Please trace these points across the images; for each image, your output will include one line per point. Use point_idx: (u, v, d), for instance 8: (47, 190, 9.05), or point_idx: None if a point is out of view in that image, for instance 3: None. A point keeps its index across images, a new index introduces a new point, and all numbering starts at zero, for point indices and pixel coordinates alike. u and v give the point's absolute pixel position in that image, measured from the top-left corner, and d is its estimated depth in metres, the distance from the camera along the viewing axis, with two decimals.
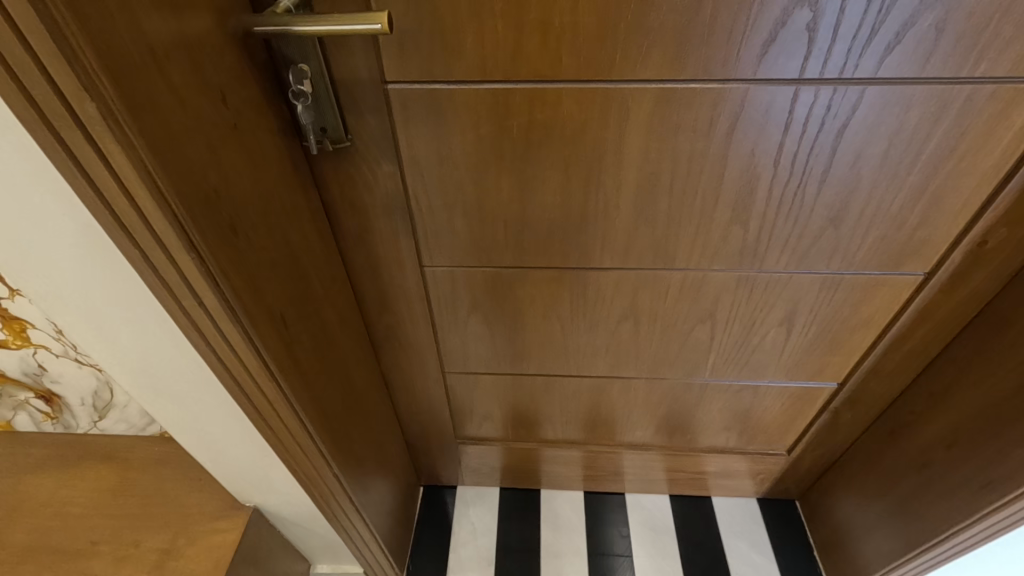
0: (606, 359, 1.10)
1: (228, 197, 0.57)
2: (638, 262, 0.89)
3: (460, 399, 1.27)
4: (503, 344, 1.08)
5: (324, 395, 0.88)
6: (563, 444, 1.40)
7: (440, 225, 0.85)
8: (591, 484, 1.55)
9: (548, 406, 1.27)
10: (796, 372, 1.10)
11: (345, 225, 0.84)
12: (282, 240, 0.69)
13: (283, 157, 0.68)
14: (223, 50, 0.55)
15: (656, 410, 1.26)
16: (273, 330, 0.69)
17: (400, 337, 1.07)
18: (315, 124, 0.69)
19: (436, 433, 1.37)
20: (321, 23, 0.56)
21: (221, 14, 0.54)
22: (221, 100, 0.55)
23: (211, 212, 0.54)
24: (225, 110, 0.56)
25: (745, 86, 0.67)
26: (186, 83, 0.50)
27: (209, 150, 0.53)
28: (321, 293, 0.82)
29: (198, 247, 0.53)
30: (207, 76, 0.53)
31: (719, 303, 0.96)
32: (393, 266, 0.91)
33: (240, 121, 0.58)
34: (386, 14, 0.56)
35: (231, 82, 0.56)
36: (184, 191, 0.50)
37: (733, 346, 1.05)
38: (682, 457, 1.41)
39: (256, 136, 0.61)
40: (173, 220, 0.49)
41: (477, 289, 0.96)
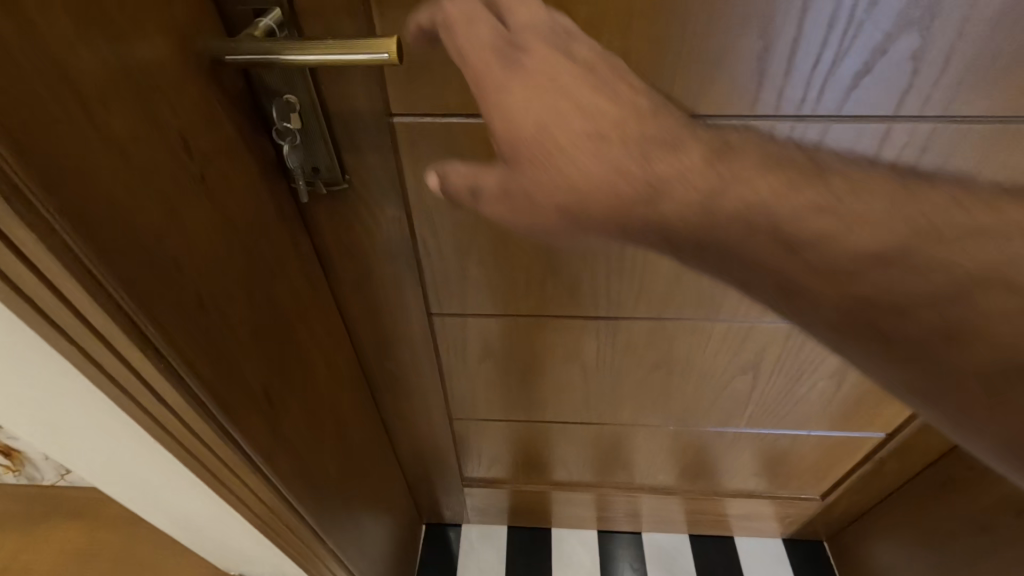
0: (632, 408, 0.99)
1: (197, 269, 0.45)
2: (676, 312, 0.78)
3: (469, 444, 1.15)
4: (516, 391, 0.97)
5: (314, 464, 0.76)
6: (577, 487, 1.30)
7: (451, 271, 0.73)
8: (605, 524, 1.44)
9: (564, 451, 1.16)
10: (841, 422, 1.00)
11: (342, 273, 0.72)
12: (266, 305, 0.57)
13: (267, 206, 0.56)
14: (184, 83, 0.43)
15: (682, 456, 1.15)
16: (254, 410, 0.57)
17: (400, 386, 0.95)
18: (306, 165, 0.58)
19: (439, 476, 1.25)
20: (309, 52, 0.45)
21: (180, 39, 0.42)
22: (184, 148, 0.43)
23: (172, 293, 0.43)
24: (190, 159, 0.44)
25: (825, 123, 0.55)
26: (132, 133, 0.38)
27: (168, 216, 0.42)
28: (312, 351, 0.70)
29: (154, 339, 0.42)
30: (163, 120, 0.41)
31: (764, 355, 0.85)
32: (396, 315, 0.79)
33: (210, 171, 0.46)
34: (394, 41, 0.44)
35: (198, 124, 0.44)
36: (130, 276, 0.39)
37: (776, 398, 0.94)
38: (703, 501, 1.30)
39: (231, 186, 0.49)
40: (116, 312, 0.38)
41: (491, 338, 0.85)
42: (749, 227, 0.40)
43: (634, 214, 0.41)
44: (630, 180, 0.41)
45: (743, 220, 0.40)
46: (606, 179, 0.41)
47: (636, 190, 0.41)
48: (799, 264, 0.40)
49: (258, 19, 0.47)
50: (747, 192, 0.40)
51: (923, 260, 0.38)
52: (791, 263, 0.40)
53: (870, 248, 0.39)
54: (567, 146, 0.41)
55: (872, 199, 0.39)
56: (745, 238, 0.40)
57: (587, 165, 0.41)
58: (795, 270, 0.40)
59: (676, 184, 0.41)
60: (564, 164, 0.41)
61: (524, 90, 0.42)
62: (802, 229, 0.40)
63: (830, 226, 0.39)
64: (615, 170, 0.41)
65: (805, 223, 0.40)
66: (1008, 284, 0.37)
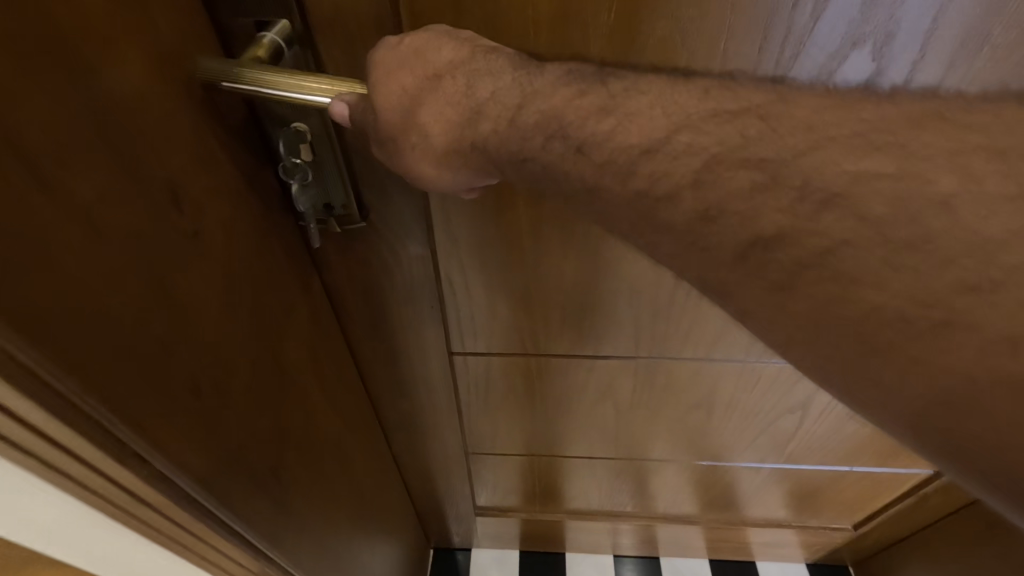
0: (664, 445, 0.92)
1: (190, 348, 0.37)
2: (725, 352, 0.70)
3: (484, 476, 1.08)
4: (539, 428, 0.89)
5: (329, 531, 0.68)
6: (596, 515, 1.22)
7: (477, 309, 0.65)
8: (620, 551, 1.36)
9: (585, 483, 1.09)
10: (889, 459, 0.93)
11: (357, 314, 0.64)
12: (275, 369, 0.49)
13: (274, 253, 0.47)
14: (173, 118, 0.34)
15: (711, 489, 1.08)
16: (259, 492, 0.49)
17: (413, 425, 0.86)
18: (317, 203, 0.49)
19: (448, 507, 1.17)
20: (312, 86, 0.38)
21: (167, 61, 0.34)
22: (171, 200, 0.34)
23: (158, 383, 0.34)
24: (179, 213, 0.35)
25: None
26: (103, 190, 0.29)
27: (153, 289, 0.33)
28: (325, 406, 0.61)
29: (134, 444, 0.33)
30: (146, 170, 0.32)
31: (817, 395, 0.78)
32: (413, 356, 0.71)
33: (205, 224, 0.37)
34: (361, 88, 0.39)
35: (191, 166, 0.36)
36: (103, 374, 0.30)
37: (822, 437, 0.87)
38: (726, 529, 1.24)
39: (232, 239, 0.41)
40: (81, 422, 0.30)
41: (516, 377, 0.77)
42: (542, 134, 0.36)
43: (459, 139, 0.39)
44: (452, 100, 0.39)
45: (537, 126, 0.36)
46: (453, 94, 0.39)
47: (452, 108, 0.39)
48: (588, 166, 0.35)
49: (262, 35, 0.39)
50: (540, 104, 0.36)
51: (675, 146, 0.32)
52: (581, 165, 0.35)
53: (634, 143, 0.33)
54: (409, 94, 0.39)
55: (646, 95, 0.34)
56: (551, 152, 0.36)
57: (402, 82, 0.38)
58: (578, 169, 0.35)
59: (484, 98, 0.38)
60: (410, 82, 0.38)
61: (393, 55, 0.39)
62: (584, 131, 0.34)
63: (607, 126, 0.34)
64: (453, 109, 0.39)
65: (587, 125, 0.34)
66: (747, 158, 0.30)
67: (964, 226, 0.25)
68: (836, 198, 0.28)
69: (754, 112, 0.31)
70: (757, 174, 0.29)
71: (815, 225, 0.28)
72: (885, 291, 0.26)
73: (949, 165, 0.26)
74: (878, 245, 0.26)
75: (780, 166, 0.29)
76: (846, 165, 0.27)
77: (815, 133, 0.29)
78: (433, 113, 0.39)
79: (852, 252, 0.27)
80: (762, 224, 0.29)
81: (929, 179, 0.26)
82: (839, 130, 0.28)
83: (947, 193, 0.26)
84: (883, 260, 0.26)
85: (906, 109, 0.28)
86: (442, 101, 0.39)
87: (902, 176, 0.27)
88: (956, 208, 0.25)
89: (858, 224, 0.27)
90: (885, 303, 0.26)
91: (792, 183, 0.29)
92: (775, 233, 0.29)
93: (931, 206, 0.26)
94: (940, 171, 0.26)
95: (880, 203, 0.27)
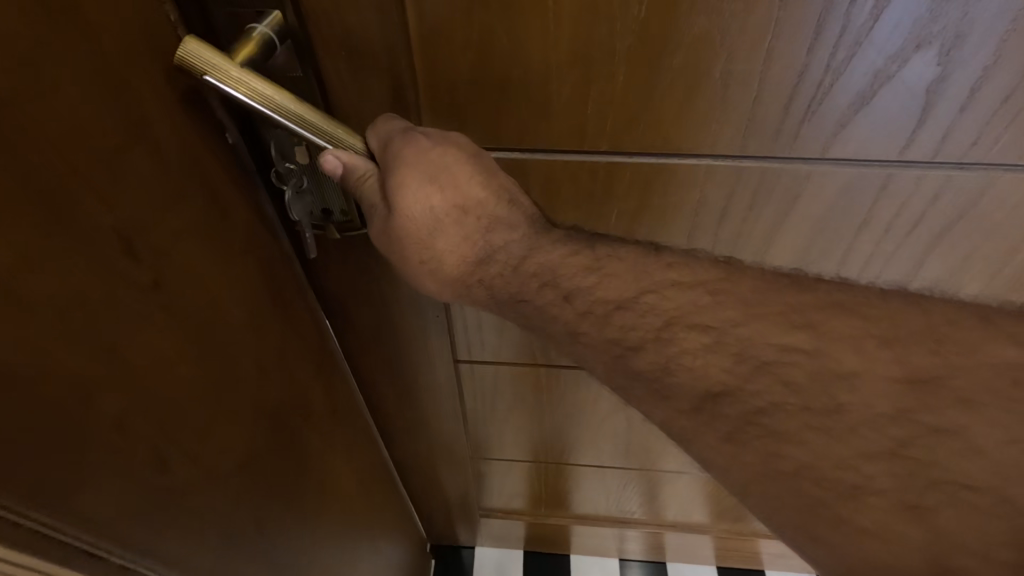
0: (676, 457, 0.88)
1: (149, 416, 0.33)
2: None
3: (489, 480, 1.05)
4: (547, 436, 0.86)
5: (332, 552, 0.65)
6: (602, 520, 1.19)
7: (485, 319, 0.62)
8: (626, 555, 1.33)
9: (593, 490, 1.06)
10: None
11: (358, 324, 0.60)
12: (261, 409, 0.45)
13: (262, 270, 0.44)
14: (125, 157, 0.30)
15: (722, 500, 1.04)
16: (245, 548, 0.45)
17: (416, 432, 0.83)
18: (314, 208, 0.46)
19: (452, 509, 1.14)
20: (315, 125, 0.36)
21: (117, 94, 0.29)
22: (123, 249, 0.30)
23: (107, 464, 0.31)
24: (133, 263, 0.31)
25: (1006, 170, 0.42)
26: (25, 251, 0.25)
27: (96, 357, 0.29)
28: (321, 435, 0.58)
29: (77, 538, 0.30)
30: (87, 223, 0.28)
31: None
32: (417, 367, 0.68)
33: (168, 271, 0.34)
34: (362, 144, 0.39)
35: (147, 211, 0.32)
36: (31, 476, 0.27)
37: None
38: (734, 539, 1.20)
39: (203, 283, 0.37)
40: (5, 530, 0.26)
41: (524, 387, 0.74)
42: (538, 281, 0.39)
43: (470, 275, 0.40)
44: (469, 236, 0.39)
45: (535, 276, 0.39)
46: (472, 232, 0.39)
47: (468, 246, 0.40)
48: (569, 311, 0.38)
49: (254, 27, 0.35)
50: (540, 257, 0.39)
51: (646, 306, 0.36)
52: (564, 311, 0.39)
53: (611, 299, 0.37)
54: (428, 222, 0.39)
55: (623, 258, 0.38)
56: (545, 300, 0.39)
57: (429, 197, 0.38)
58: (564, 316, 0.39)
59: (498, 246, 0.40)
60: (438, 199, 0.38)
61: (421, 164, 0.37)
62: (573, 282, 0.38)
63: (590, 282, 0.38)
64: (469, 247, 0.40)
65: (573, 278, 0.38)
66: (697, 324, 0.35)
67: (868, 405, 0.31)
68: (766, 365, 0.34)
69: (704, 288, 0.36)
70: (706, 337, 0.35)
71: (750, 388, 0.33)
72: (816, 454, 0.32)
73: (852, 348, 0.33)
74: (802, 412, 0.32)
75: (730, 336, 0.35)
76: (773, 341, 0.34)
77: (752, 310, 0.35)
78: (450, 244, 0.40)
79: (777, 413, 0.33)
80: (709, 381, 0.34)
81: (837, 358, 0.33)
82: (770, 306, 0.35)
83: (850, 371, 0.32)
84: (808, 424, 0.32)
85: (818, 297, 0.35)
86: (460, 235, 0.39)
87: (816, 353, 0.33)
88: (858, 384, 0.32)
89: (787, 390, 0.33)
90: (812, 464, 0.32)
91: (731, 349, 0.34)
92: (720, 391, 0.34)
93: (835, 380, 0.32)
94: (844, 352, 0.33)
95: (802, 374, 0.33)
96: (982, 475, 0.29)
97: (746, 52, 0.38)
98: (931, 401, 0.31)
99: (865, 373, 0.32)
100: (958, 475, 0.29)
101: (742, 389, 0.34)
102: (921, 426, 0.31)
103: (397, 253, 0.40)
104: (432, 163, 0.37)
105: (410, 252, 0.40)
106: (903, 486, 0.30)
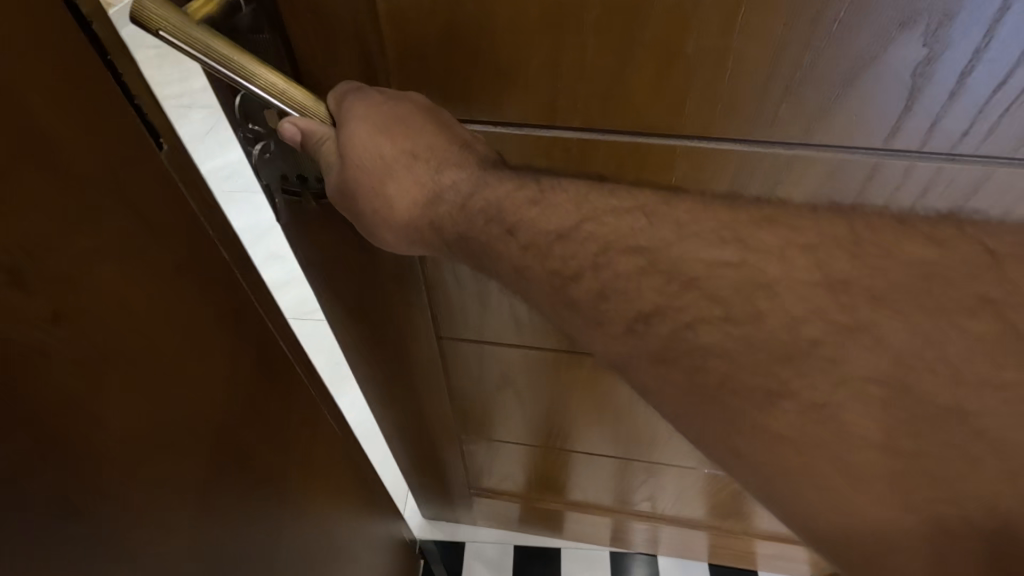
0: (662, 451, 0.88)
1: (51, 463, 0.31)
2: None
3: (482, 462, 1.05)
4: (535, 421, 0.86)
5: (315, 519, 0.66)
6: (594, 509, 1.19)
7: (466, 298, 0.61)
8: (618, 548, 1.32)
9: (583, 479, 1.05)
10: None
11: (340, 292, 0.61)
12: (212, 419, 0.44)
13: (200, 289, 0.42)
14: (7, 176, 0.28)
15: (710, 497, 1.03)
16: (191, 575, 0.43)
17: (402, 405, 0.83)
18: (291, 173, 0.48)
19: (446, 487, 1.14)
20: (274, 87, 0.37)
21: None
22: (9, 278, 0.28)
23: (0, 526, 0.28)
24: (25, 294, 0.29)
25: (1003, 164, 0.39)
26: None
27: None
28: (283, 448, 0.56)
29: None
30: None
31: None
32: (399, 342, 0.67)
33: (71, 303, 0.31)
34: (325, 112, 0.39)
35: (40, 238, 0.29)
36: None
37: None
38: (728, 536, 1.18)
39: (127, 296, 0.35)
40: None
41: (511, 368, 0.72)
42: (484, 216, 0.38)
43: (421, 218, 0.41)
44: (420, 179, 0.40)
45: (481, 212, 0.38)
46: (421, 179, 0.40)
47: (418, 188, 0.40)
48: (513, 247, 0.37)
49: None
50: (487, 193, 0.38)
51: (584, 235, 0.35)
52: (509, 246, 0.37)
53: (551, 228, 0.36)
54: (380, 167, 0.40)
55: (566, 190, 0.37)
56: (489, 236, 0.38)
57: (379, 145, 0.39)
58: (509, 252, 0.37)
59: (447, 184, 0.40)
60: (387, 147, 0.39)
61: (368, 109, 0.38)
62: (518, 216, 0.37)
63: (533, 212, 0.36)
64: (419, 194, 0.40)
65: (518, 211, 0.37)
66: (634, 247, 0.33)
67: (785, 305, 0.30)
68: (694, 281, 0.32)
69: (642, 211, 0.34)
70: (639, 260, 0.33)
71: (678, 303, 0.32)
72: (734, 367, 0.30)
73: (776, 255, 0.31)
74: (723, 323, 0.30)
75: (663, 258, 0.33)
76: (702, 254, 0.32)
77: (686, 230, 0.33)
78: (401, 188, 0.41)
79: (701, 325, 0.31)
80: (641, 300, 0.33)
81: (762, 268, 0.31)
82: (702, 225, 0.33)
83: (772, 278, 0.30)
84: (729, 336, 0.30)
85: (751, 211, 0.33)
86: (412, 182, 0.40)
87: (744, 264, 0.31)
88: (778, 290, 0.30)
89: (711, 302, 0.31)
90: (732, 373, 0.30)
91: (661, 268, 0.33)
92: (653, 310, 0.32)
93: (758, 289, 0.30)
94: (767, 259, 0.31)
95: (727, 287, 0.31)
96: (886, 368, 0.28)
97: (722, 24, 0.35)
98: (854, 301, 0.29)
99: (786, 283, 0.30)
100: (865, 373, 0.28)
101: (671, 308, 0.32)
102: (833, 325, 0.29)
103: (358, 207, 0.42)
104: (384, 114, 0.38)
105: (365, 202, 0.41)
106: (816, 387, 0.28)
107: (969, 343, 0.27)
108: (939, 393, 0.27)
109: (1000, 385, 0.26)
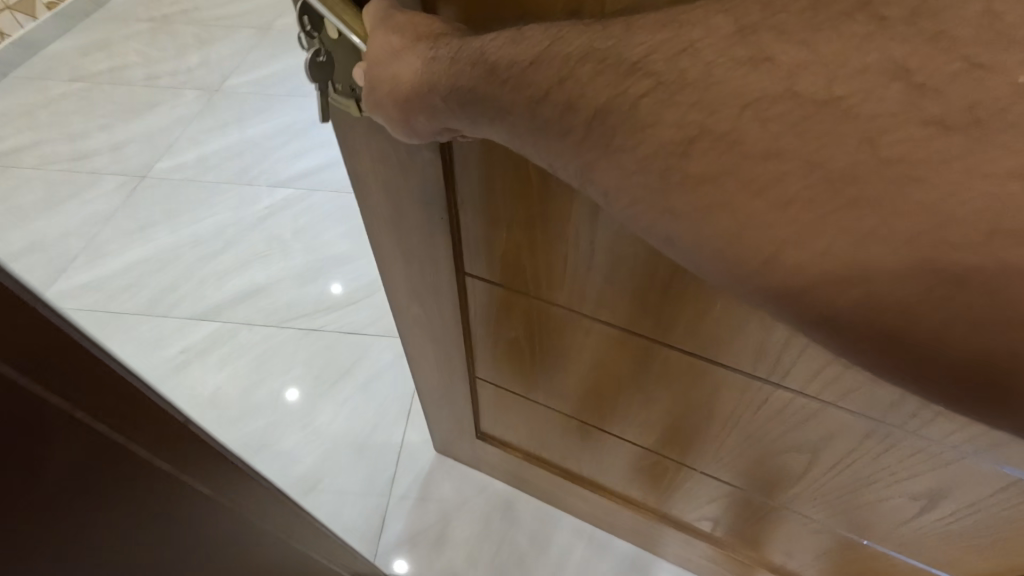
0: (659, 439, 0.81)
1: None
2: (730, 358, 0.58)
3: (488, 406, 0.99)
4: (543, 369, 0.80)
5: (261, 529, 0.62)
6: (595, 489, 1.05)
7: (481, 237, 0.61)
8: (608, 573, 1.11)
9: (586, 454, 0.97)
10: (916, 551, 0.71)
11: (373, 198, 0.63)
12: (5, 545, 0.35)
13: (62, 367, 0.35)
14: None
15: (710, 505, 0.90)
16: None
17: (421, 335, 0.84)
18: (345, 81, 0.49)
19: (445, 417, 1.08)
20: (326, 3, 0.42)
21: None
22: None
23: None
24: None
25: None
26: None
27: None
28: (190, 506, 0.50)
29: None
30: None
31: (832, 443, 0.62)
32: (428, 260, 0.67)
33: None
34: (364, 31, 0.42)
35: None
36: None
37: (838, 492, 0.69)
38: (734, 563, 1.00)
39: None
40: None
41: (523, 313, 0.70)
42: (472, 60, 0.35)
43: (423, 96, 0.39)
44: (422, 57, 0.38)
45: (466, 62, 0.35)
46: (417, 63, 0.38)
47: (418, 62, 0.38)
48: (496, 85, 0.33)
49: None
50: (473, 45, 0.35)
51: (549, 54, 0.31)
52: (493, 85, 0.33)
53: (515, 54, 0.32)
54: (394, 56, 0.40)
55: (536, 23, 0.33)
56: (475, 79, 0.34)
57: (390, 40, 0.40)
58: (495, 91, 0.33)
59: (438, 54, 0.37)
60: (399, 41, 0.40)
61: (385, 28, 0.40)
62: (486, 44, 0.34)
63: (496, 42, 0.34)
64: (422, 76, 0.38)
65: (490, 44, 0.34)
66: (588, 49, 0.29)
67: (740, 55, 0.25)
68: (640, 64, 0.27)
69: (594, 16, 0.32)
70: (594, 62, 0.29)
71: (625, 86, 0.28)
72: (658, 129, 0.27)
73: (704, 21, 0.27)
74: (656, 85, 0.27)
75: (612, 51, 0.28)
76: (641, 38, 0.28)
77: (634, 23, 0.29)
78: (409, 68, 0.39)
79: (652, 98, 0.27)
80: (587, 92, 0.29)
81: (698, 26, 0.27)
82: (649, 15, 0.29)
83: (694, 40, 0.26)
84: (661, 100, 0.26)
85: None
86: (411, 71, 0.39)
87: (679, 25, 0.27)
88: (699, 50, 0.26)
89: (656, 88, 0.26)
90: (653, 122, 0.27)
91: (606, 57, 0.28)
92: (603, 104, 0.28)
93: (688, 49, 0.26)
94: (698, 20, 0.27)
95: (663, 58, 0.27)
96: (819, 87, 0.24)
97: None
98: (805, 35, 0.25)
99: (706, 41, 0.26)
100: (758, 91, 0.25)
101: (623, 97, 0.27)
102: (732, 58, 0.25)
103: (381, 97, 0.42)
104: (402, 23, 0.40)
105: (381, 88, 0.41)
106: (720, 116, 0.25)
107: (846, 44, 0.24)
108: (867, 108, 0.23)
109: (861, 67, 0.23)
